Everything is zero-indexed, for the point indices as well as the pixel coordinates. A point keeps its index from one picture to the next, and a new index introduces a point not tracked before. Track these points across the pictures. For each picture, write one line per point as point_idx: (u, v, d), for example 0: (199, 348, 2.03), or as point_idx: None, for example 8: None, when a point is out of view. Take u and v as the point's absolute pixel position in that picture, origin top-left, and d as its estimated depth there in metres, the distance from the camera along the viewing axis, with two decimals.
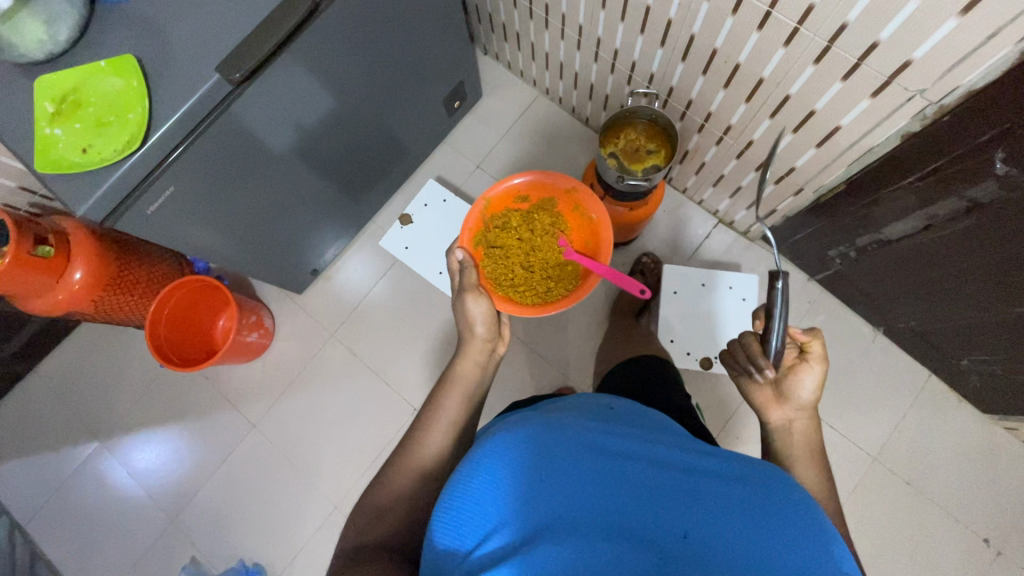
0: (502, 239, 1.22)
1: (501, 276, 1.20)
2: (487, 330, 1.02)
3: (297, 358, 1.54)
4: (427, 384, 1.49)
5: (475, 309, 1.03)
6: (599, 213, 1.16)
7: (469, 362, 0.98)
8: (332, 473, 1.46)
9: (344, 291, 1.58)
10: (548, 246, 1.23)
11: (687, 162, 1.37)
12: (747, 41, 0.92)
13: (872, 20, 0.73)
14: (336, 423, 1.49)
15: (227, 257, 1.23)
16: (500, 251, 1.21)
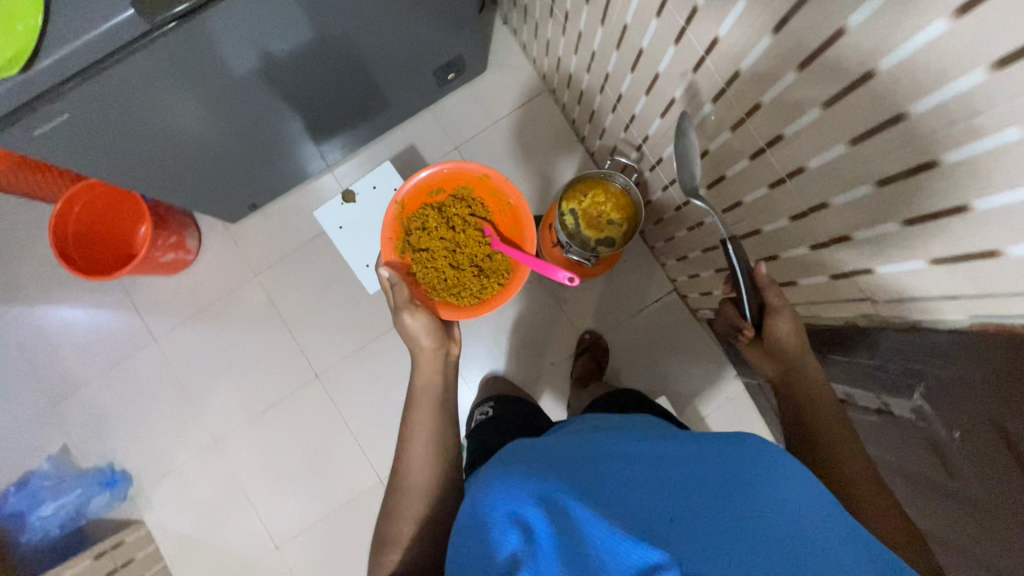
0: (424, 240, 1.14)
1: (433, 280, 1.13)
2: (432, 337, 1.00)
3: (215, 288, 1.48)
4: (335, 355, 1.46)
5: (416, 321, 0.99)
6: (516, 197, 1.11)
7: (427, 369, 0.98)
8: (221, 409, 1.46)
9: (280, 235, 1.49)
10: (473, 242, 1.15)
11: (659, 228, 1.30)
12: (735, 164, 0.83)
13: (852, 216, 0.67)
14: (237, 363, 1.47)
15: (154, 184, 1.12)
16: (424, 255, 1.13)
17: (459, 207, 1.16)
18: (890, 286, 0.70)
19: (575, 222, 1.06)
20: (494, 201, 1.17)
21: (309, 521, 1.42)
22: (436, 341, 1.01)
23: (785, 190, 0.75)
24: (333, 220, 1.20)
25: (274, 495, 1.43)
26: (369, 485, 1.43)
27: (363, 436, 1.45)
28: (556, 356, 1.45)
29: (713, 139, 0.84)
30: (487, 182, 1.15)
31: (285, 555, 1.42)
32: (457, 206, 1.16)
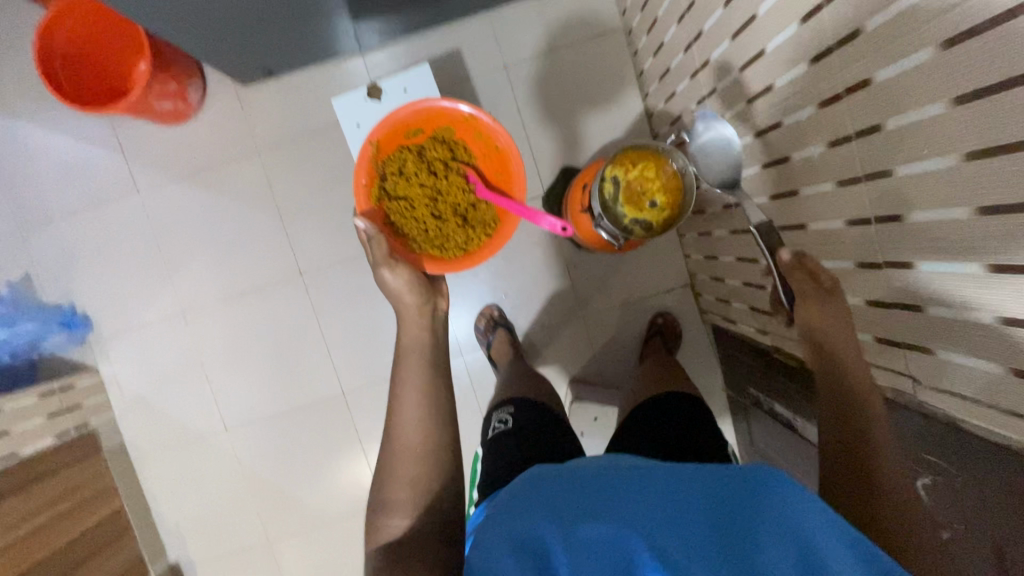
0: (404, 187, 1.03)
1: (413, 230, 1.03)
2: (413, 289, 0.93)
3: (211, 151, 1.36)
4: (324, 257, 1.38)
5: (398, 274, 0.92)
6: (502, 141, 1.01)
7: (412, 324, 0.90)
8: (195, 282, 1.39)
9: (291, 112, 1.34)
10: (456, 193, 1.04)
11: (697, 219, 1.20)
12: (822, 185, 0.73)
13: (939, 288, 0.59)
14: (220, 238, 1.38)
15: (164, 22, 0.97)
16: (404, 203, 1.03)
17: (439, 150, 1.05)
18: (944, 372, 0.64)
19: (614, 193, 0.96)
20: (477, 146, 1.07)
21: (264, 412, 1.42)
22: (419, 293, 0.93)
23: (870, 233, 0.67)
24: (350, 116, 1.06)
25: (234, 380, 1.41)
26: (330, 393, 1.41)
27: (334, 346, 1.41)
28: (548, 320, 1.39)
29: (806, 149, 0.74)
30: (469, 124, 1.05)
31: (234, 437, 1.42)
32: (437, 149, 1.05)
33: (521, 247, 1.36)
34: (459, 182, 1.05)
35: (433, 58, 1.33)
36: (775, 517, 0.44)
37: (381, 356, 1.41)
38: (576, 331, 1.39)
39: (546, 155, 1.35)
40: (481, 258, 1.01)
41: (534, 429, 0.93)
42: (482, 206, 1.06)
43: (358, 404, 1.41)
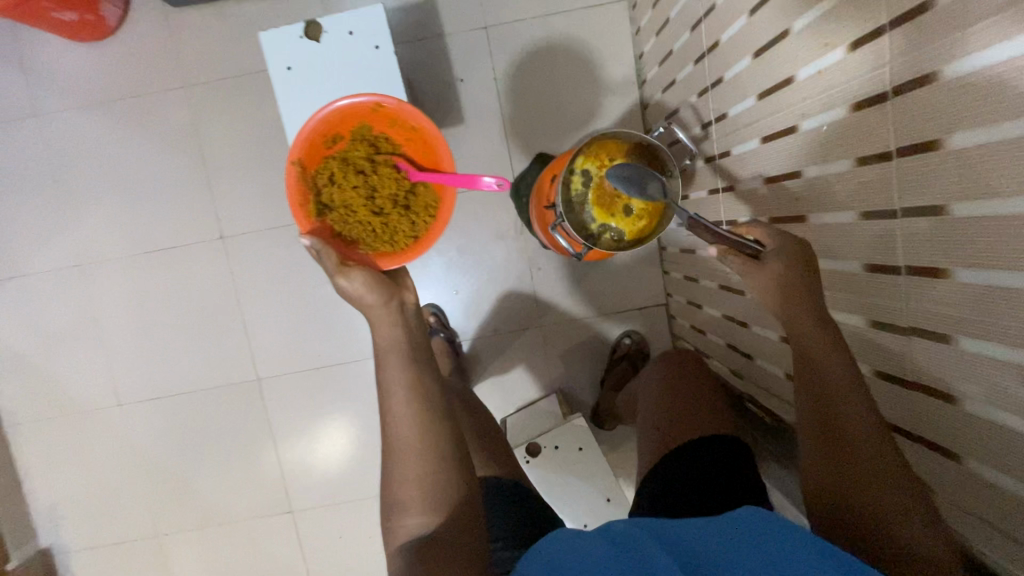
0: (337, 198, 0.79)
1: (366, 236, 0.79)
2: (376, 285, 0.68)
3: (128, 82, 1.15)
4: (253, 223, 1.19)
5: (351, 275, 0.68)
6: (419, 122, 0.79)
7: (383, 327, 0.66)
8: (96, 232, 1.19)
9: (229, 47, 1.14)
10: (396, 192, 0.81)
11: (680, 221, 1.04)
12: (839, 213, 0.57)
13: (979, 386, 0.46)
14: (130, 186, 1.18)
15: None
16: (345, 214, 0.79)
17: (362, 149, 0.81)
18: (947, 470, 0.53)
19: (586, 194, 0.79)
20: (398, 135, 0.84)
21: (166, 391, 1.23)
22: (384, 285, 0.69)
23: (889, 284, 0.53)
24: (280, 56, 0.87)
25: (134, 349, 1.23)
26: (244, 377, 1.23)
27: (254, 324, 1.23)
28: (502, 324, 1.22)
29: (824, 165, 0.58)
30: (380, 114, 0.81)
31: (127, 415, 1.24)
32: (357, 149, 0.81)
33: (480, 237, 1.19)
34: (394, 180, 0.81)
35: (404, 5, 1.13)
36: None
37: (308, 341, 1.23)
38: (532, 340, 1.23)
39: (521, 135, 1.17)
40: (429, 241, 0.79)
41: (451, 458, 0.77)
42: (429, 194, 0.82)
43: (275, 393, 1.24)
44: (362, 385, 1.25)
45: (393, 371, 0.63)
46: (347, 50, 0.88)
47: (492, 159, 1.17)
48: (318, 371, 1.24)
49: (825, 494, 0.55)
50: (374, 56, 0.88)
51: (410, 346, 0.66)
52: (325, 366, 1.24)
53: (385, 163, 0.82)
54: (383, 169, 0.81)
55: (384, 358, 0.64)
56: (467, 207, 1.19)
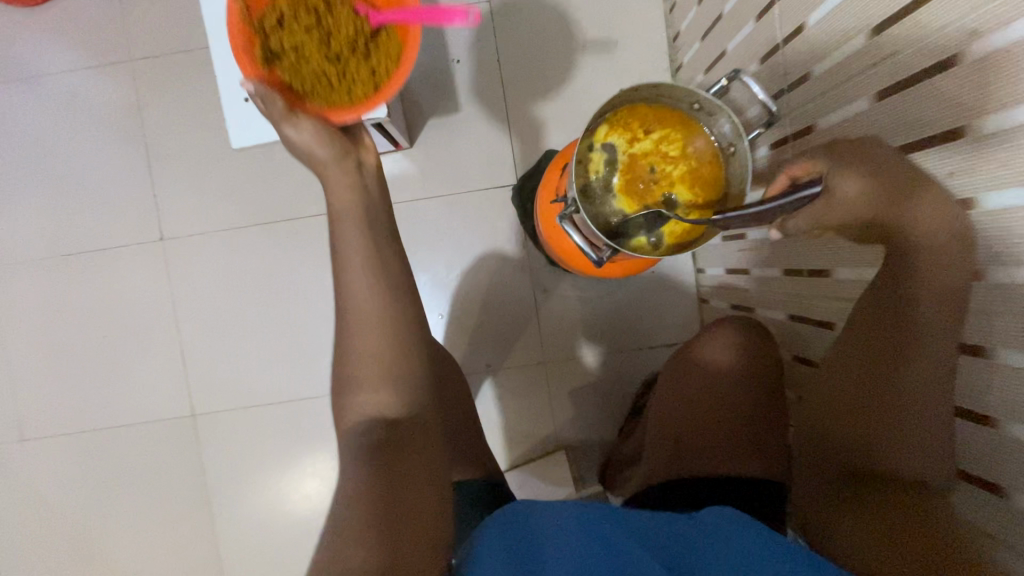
0: (286, 42, 0.64)
1: (317, 88, 0.65)
2: (328, 139, 0.61)
3: (63, 52, 0.97)
4: (198, 223, 0.98)
5: (301, 126, 0.61)
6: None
7: (339, 189, 0.61)
8: (13, 227, 0.99)
9: (184, 15, 0.96)
10: (354, 38, 0.65)
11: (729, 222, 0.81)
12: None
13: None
14: (56, 176, 0.98)
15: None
16: (294, 62, 0.64)
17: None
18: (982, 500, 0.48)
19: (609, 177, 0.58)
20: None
21: (79, 426, 1.00)
22: (340, 142, 0.62)
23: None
24: None
25: (47, 373, 1.00)
26: (176, 412, 1.00)
27: (193, 346, 1.00)
28: (496, 358, 0.99)
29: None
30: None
31: (30, 454, 1.00)
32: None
33: (472, 250, 0.98)
34: (353, 24, 0.65)
35: None
36: None
37: (257, 370, 1.00)
38: (532, 379, 0.99)
39: (525, 129, 0.97)
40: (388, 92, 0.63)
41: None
42: (392, 42, 0.65)
43: (212, 434, 1.00)
44: (321, 428, 1.00)
45: (349, 237, 0.58)
46: None
47: (490, 157, 0.97)
48: (266, 408, 1.00)
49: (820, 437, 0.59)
50: None
51: (367, 212, 0.61)
52: (276, 403, 1.00)
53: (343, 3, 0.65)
54: (339, 11, 0.65)
55: (339, 223, 0.60)
56: (458, 213, 0.98)
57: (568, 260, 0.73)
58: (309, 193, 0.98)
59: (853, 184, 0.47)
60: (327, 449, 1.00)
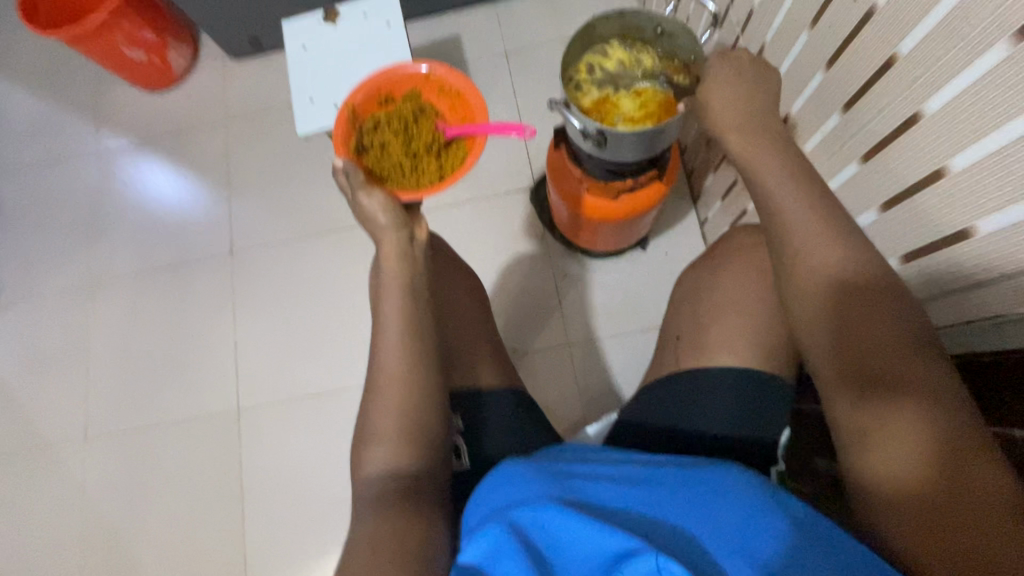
0: (376, 140, 0.73)
1: (392, 177, 0.71)
2: (393, 212, 0.62)
3: (181, 118, 1.25)
4: (263, 238, 1.15)
5: (374, 197, 0.62)
6: (465, 84, 0.74)
7: (390, 255, 0.61)
8: (115, 251, 1.19)
9: (272, 85, 1.24)
10: (430, 143, 0.74)
11: (719, 179, 0.89)
12: (917, 24, 0.42)
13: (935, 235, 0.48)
14: (159, 208, 1.20)
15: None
16: (378, 155, 0.72)
17: (408, 106, 0.76)
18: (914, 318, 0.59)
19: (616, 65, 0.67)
20: (443, 102, 0.77)
21: (135, 424, 1.07)
22: (403, 216, 0.62)
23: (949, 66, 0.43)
24: (298, 37, 0.91)
25: (116, 375, 1.11)
26: (222, 408, 1.06)
27: (244, 346, 1.10)
28: (520, 343, 1.03)
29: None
30: (431, 82, 0.77)
31: (86, 450, 1.07)
32: (404, 106, 0.76)
33: (495, 245, 1.08)
34: (432, 133, 0.74)
35: (429, 40, 1.20)
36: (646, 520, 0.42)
37: (296, 367, 1.07)
38: (555, 363, 1.01)
39: (539, 143, 1.12)
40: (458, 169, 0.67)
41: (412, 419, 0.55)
42: (462, 149, 0.74)
43: (252, 428, 1.04)
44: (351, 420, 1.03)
45: (393, 307, 0.58)
46: (361, 29, 0.90)
47: (509, 168, 1.12)
48: (301, 403, 1.05)
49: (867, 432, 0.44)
50: (385, 32, 0.90)
51: (413, 280, 0.60)
52: (311, 397, 1.05)
53: (426, 119, 0.76)
54: (423, 124, 0.75)
55: (386, 290, 0.60)
56: (483, 215, 1.10)
57: (572, 207, 0.82)
58: None
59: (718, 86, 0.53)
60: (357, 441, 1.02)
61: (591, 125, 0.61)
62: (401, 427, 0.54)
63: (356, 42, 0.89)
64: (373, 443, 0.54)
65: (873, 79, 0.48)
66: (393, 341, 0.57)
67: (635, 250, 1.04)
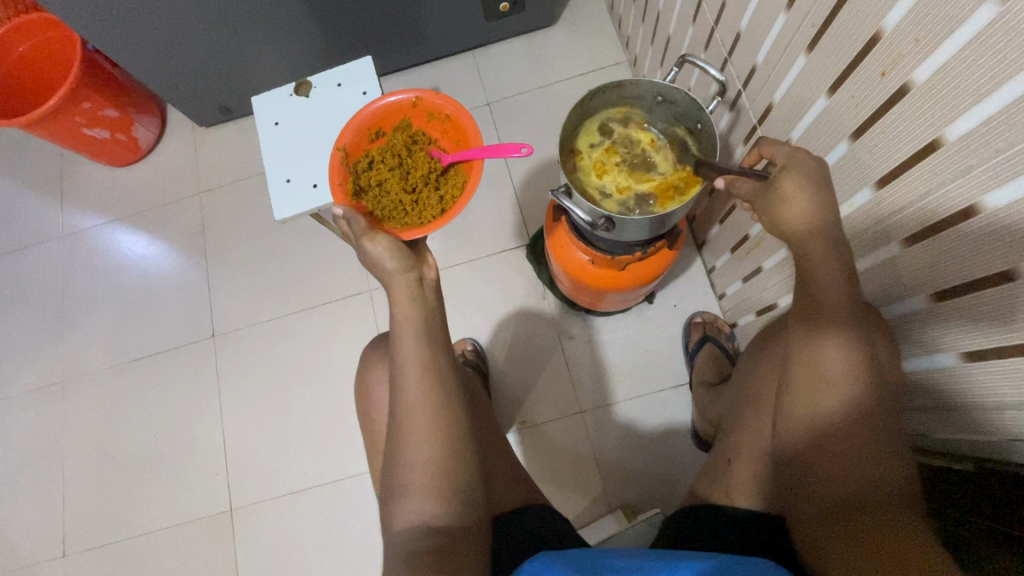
0: (372, 178, 0.65)
1: (394, 217, 0.64)
2: (401, 252, 0.56)
3: (152, 193, 1.18)
4: (246, 317, 1.08)
5: (379, 241, 0.56)
6: (451, 106, 0.66)
7: (402, 302, 0.55)
8: (86, 342, 1.11)
9: (248, 152, 1.18)
10: (429, 175, 0.66)
11: (726, 230, 0.84)
12: (969, 109, 0.38)
13: (997, 340, 0.43)
14: (133, 292, 1.13)
15: (71, 10, 0.84)
16: (377, 194, 0.65)
17: (399, 137, 0.68)
18: (942, 416, 0.53)
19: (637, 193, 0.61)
20: (435, 128, 0.70)
21: (119, 535, 0.99)
22: (411, 255, 0.57)
23: (980, 163, 0.38)
24: (269, 113, 0.85)
25: (95, 480, 1.03)
26: (213, 508, 0.99)
27: (232, 436, 1.02)
28: (530, 413, 0.96)
29: (933, 52, 0.39)
30: (419, 108, 0.69)
31: (66, 567, 0.98)
32: (395, 138, 0.68)
33: (494, 309, 1.02)
34: (427, 162, 0.66)
35: None
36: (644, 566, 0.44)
37: (290, 456, 1.00)
38: (567, 433, 0.94)
39: (531, 196, 1.06)
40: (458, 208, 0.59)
41: (433, 509, 0.48)
42: (460, 175, 0.66)
43: (247, 529, 0.97)
44: (352, 512, 0.95)
45: (410, 351, 0.53)
46: (336, 99, 0.84)
47: (502, 224, 1.06)
48: (299, 496, 0.97)
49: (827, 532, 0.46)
50: (361, 101, 0.84)
51: (430, 326, 0.55)
52: (312, 488, 0.97)
53: (419, 148, 0.68)
54: (416, 154, 0.67)
55: (399, 335, 0.54)
56: (478, 276, 1.04)
57: (580, 276, 0.76)
58: (342, 278, 1.07)
59: (796, 178, 0.48)
60: (361, 534, 0.94)
61: (598, 213, 0.58)
62: (434, 463, 0.49)
63: (331, 114, 0.84)
64: (402, 494, 0.49)
65: (912, 160, 0.44)
66: (412, 381, 0.51)
67: (642, 303, 0.99)
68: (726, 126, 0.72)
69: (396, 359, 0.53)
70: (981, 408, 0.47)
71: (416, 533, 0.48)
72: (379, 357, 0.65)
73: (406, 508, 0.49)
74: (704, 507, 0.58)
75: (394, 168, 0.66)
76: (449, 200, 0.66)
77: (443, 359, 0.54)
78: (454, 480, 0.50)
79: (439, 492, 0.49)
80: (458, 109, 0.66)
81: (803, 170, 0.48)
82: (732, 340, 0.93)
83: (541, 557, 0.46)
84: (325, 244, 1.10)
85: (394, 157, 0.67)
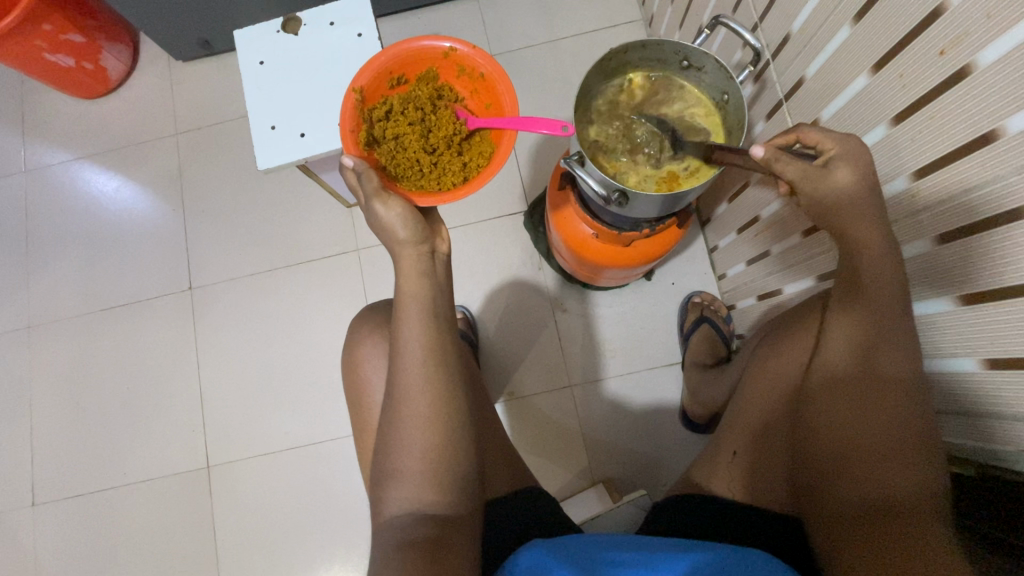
0: (389, 130, 0.59)
1: (408, 176, 0.60)
2: (414, 222, 0.54)
3: (123, 131, 1.10)
4: (224, 270, 1.02)
5: (392, 205, 0.53)
6: (488, 66, 0.59)
7: (408, 276, 0.54)
8: (52, 288, 1.04)
9: (228, 91, 1.09)
10: (451, 137, 0.61)
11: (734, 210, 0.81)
12: None
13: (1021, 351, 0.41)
14: (104, 237, 1.06)
15: None
16: (393, 149, 0.60)
17: (424, 89, 0.62)
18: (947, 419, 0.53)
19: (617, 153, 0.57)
20: (465, 87, 0.64)
21: (90, 487, 0.97)
22: (424, 228, 0.55)
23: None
24: (254, 51, 0.77)
25: (65, 432, 0.99)
26: (189, 464, 0.96)
27: (209, 394, 0.99)
28: (519, 385, 0.94)
29: (1000, 36, 0.35)
30: (451, 60, 0.62)
31: (37, 518, 0.96)
32: (419, 90, 0.62)
33: (487, 276, 0.98)
34: (452, 123, 0.61)
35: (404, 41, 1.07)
36: (636, 557, 0.43)
37: (270, 417, 0.97)
38: (555, 407, 0.93)
39: (531, 160, 1.00)
40: (482, 180, 0.54)
41: (426, 497, 0.49)
42: (486, 144, 0.62)
43: (225, 487, 0.95)
44: (334, 476, 0.94)
45: (414, 331, 0.52)
46: (327, 41, 0.77)
47: (501, 189, 1.01)
48: (280, 456, 0.95)
49: (850, 509, 0.46)
50: (356, 43, 0.77)
51: (436, 302, 0.54)
52: (293, 448, 0.96)
53: (444, 106, 0.62)
54: (441, 112, 0.62)
55: (405, 310, 0.53)
56: (473, 242, 0.99)
57: (580, 252, 0.73)
58: (329, 235, 1.02)
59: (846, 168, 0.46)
60: (343, 496, 0.93)
61: (614, 186, 0.53)
62: (423, 456, 0.49)
63: (324, 57, 0.76)
64: (394, 481, 0.50)
65: (957, 153, 0.41)
66: (415, 362, 0.51)
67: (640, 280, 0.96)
68: (750, 97, 0.67)
69: (397, 337, 0.53)
70: (991, 416, 0.47)
71: (408, 520, 0.48)
72: (368, 332, 0.63)
73: (397, 499, 0.49)
74: (682, 496, 0.58)
75: (414, 121, 0.60)
76: (468, 166, 0.61)
77: (447, 340, 0.53)
78: (447, 468, 0.50)
79: (429, 483, 0.49)
80: (492, 69, 0.60)
81: (855, 161, 0.45)
82: (728, 322, 0.91)
83: (537, 541, 0.46)
84: (310, 198, 1.04)
85: (416, 109, 0.61)
